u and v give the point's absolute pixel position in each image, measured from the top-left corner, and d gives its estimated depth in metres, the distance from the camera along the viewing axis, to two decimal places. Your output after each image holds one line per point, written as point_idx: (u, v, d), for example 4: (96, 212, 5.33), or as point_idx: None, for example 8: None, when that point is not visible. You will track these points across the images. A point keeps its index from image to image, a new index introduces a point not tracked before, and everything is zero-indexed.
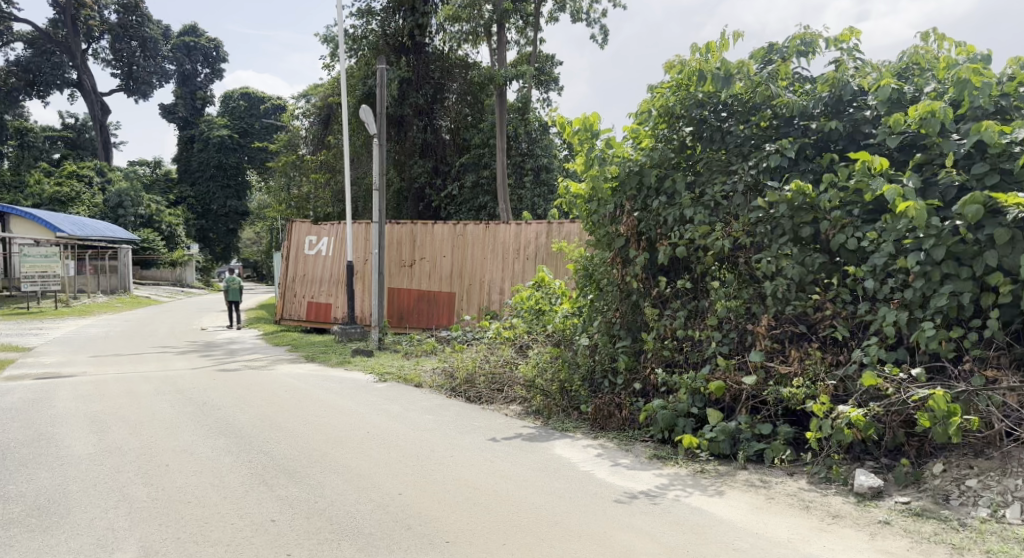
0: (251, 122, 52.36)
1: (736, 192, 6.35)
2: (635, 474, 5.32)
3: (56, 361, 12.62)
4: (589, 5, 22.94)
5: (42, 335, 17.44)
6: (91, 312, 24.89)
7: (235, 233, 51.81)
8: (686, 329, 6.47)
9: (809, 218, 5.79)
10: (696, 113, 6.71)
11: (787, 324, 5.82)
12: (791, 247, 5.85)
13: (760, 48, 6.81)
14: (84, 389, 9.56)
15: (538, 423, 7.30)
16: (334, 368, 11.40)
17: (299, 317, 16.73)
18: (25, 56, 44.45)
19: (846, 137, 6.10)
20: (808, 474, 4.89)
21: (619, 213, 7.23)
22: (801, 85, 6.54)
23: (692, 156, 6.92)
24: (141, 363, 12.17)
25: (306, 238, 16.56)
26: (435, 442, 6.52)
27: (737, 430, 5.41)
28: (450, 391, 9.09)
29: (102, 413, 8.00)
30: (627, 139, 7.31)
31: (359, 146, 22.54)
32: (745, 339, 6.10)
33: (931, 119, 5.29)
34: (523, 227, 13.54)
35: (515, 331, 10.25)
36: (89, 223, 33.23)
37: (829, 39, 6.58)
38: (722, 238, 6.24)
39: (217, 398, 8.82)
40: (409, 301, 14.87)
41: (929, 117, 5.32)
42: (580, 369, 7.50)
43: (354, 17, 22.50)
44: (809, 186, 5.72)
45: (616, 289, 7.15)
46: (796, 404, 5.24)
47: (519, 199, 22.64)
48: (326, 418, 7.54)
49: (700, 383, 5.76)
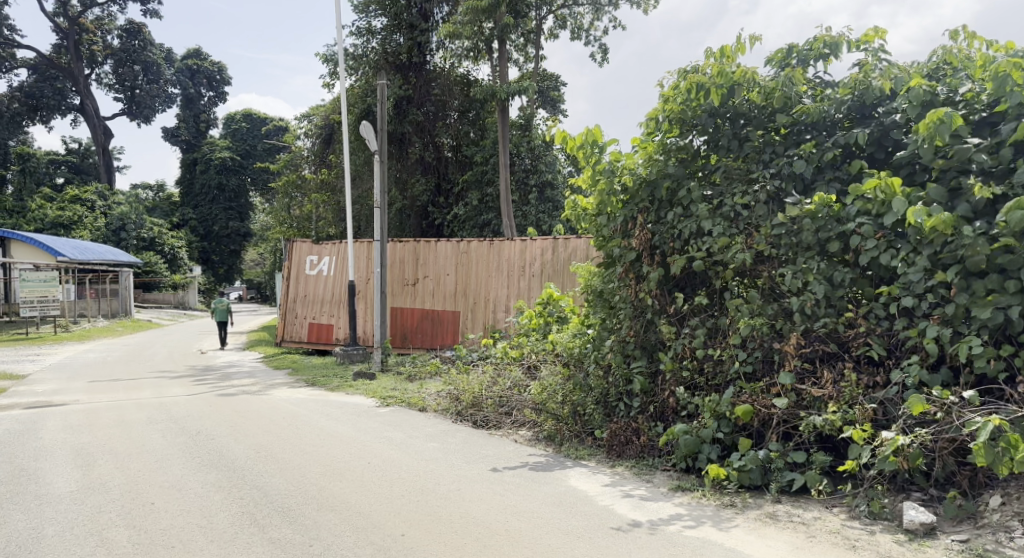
0: (253, 144, 52.35)
1: (757, 202, 5.97)
2: (656, 506, 4.89)
3: (49, 389, 12.21)
4: (589, 22, 22.74)
5: (39, 361, 17.10)
6: (90, 336, 24.50)
7: (237, 254, 51.59)
8: (707, 348, 6.09)
9: (837, 230, 5.40)
10: (709, 121, 6.37)
11: (817, 342, 5.44)
12: (818, 261, 5.45)
13: (778, 51, 6.41)
14: (73, 419, 9.16)
15: (549, 450, 6.88)
16: (335, 392, 10.99)
17: (300, 339, 16.33)
18: (27, 81, 44.72)
19: (873, 144, 5.69)
20: (849, 508, 4.47)
21: (630, 226, 6.86)
22: (821, 88, 6.17)
23: (707, 165, 6.55)
24: (135, 390, 11.76)
25: (307, 258, 16.24)
26: (439, 473, 6.10)
27: (768, 459, 5.00)
28: (455, 416, 8.68)
29: (89, 445, 7.61)
30: (635, 150, 6.94)
31: (361, 164, 22.22)
32: (772, 359, 5.70)
33: (940, 127, 4.91)
34: (528, 243, 13.19)
35: (522, 351, 9.86)
36: (90, 247, 33.00)
37: (850, 40, 6.17)
38: (743, 251, 5.86)
39: (211, 427, 8.42)
40: (412, 321, 14.49)
41: (940, 125, 4.93)
42: (593, 392, 7.09)
43: (354, 35, 22.38)
44: (834, 196, 5.37)
45: (629, 306, 6.76)
46: (833, 431, 4.83)
47: (524, 216, 22.30)
48: (324, 448, 7.12)
49: (725, 407, 5.37)
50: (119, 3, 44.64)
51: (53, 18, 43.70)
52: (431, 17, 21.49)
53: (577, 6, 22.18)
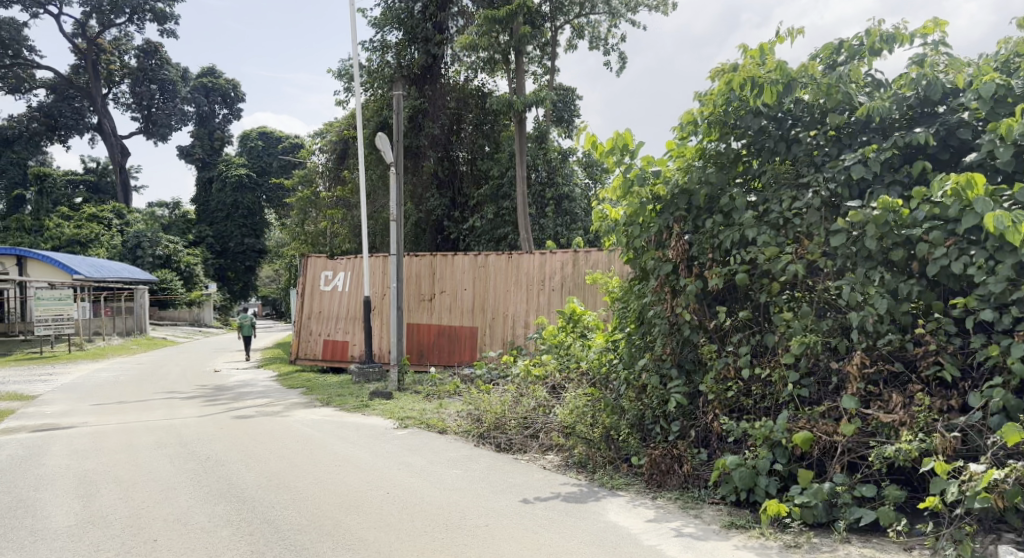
0: (269, 161, 52.39)
1: (809, 208, 5.50)
2: (711, 547, 4.38)
3: (58, 411, 11.85)
4: (607, 30, 22.35)
5: (51, 381, 16.80)
6: (105, 355, 24.24)
7: (252, 271, 51.55)
8: (753, 368, 5.64)
9: (901, 237, 4.92)
10: (754, 123, 5.91)
11: (881, 362, 4.97)
12: (880, 273, 4.98)
13: (827, 46, 5.94)
14: (79, 443, 8.76)
15: (582, 479, 6.37)
16: (350, 413, 10.54)
17: (314, 356, 15.99)
18: (46, 101, 45.18)
19: (938, 142, 5.26)
20: (933, 554, 3.98)
21: (665, 235, 6.39)
22: (877, 85, 5.73)
23: (748, 170, 6.11)
24: (147, 411, 11.39)
25: (322, 273, 15.90)
26: (464, 505, 5.63)
27: (832, 493, 4.51)
28: (477, 439, 8.19)
29: (93, 473, 7.21)
30: (669, 155, 6.49)
31: (376, 179, 21.93)
32: (829, 381, 5.25)
33: None
34: (549, 256, 12.74)
35: (546, 369, 9.41)
36: (106, 265, 32.93)
37: (906, 32, 5.69)
38: (794, 262, 5.39)
39: (222, 452, 7.99)
40: (429, 337, 14.08)
41: None
42: (627, 415, 6.59)
43: (370, 49, 22.10)
44: (899, 201, 4.90)
45: (664, 322, 6.25)
46: (907, 462, 4.36)
47: (541, 229, 21.82)
48: (340, 476, 6.69)
49: (781, 433, 4.90)
50: (136, 23, 45.04)
51: (71, 39, 44.19)
52: (446, 30, 21.23)
53: (594, 15, 21.79)
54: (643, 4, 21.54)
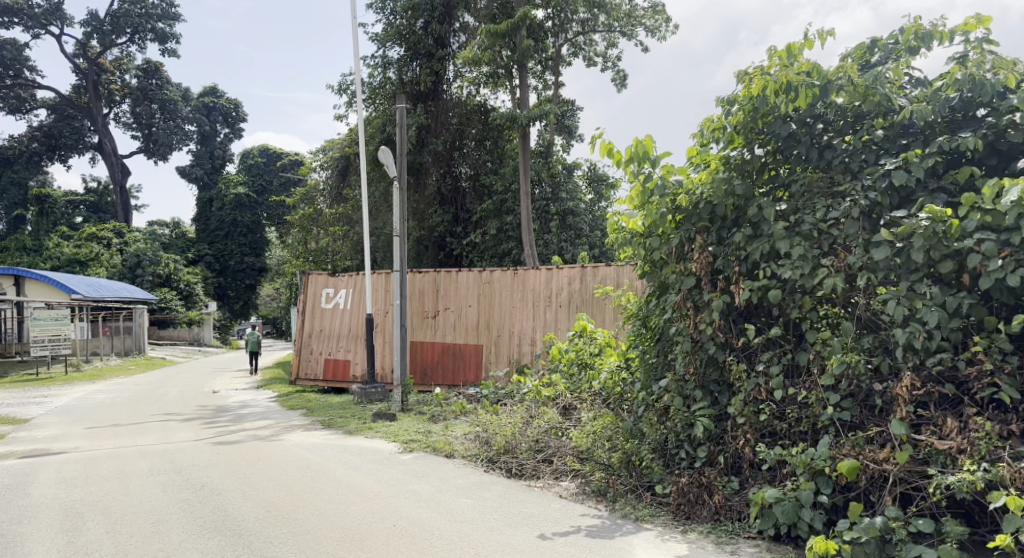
0: (270, 179, 52.28)
1: (846, 217, 5.12)
2: None
3: (50, 435, 11.44)
4: (606, 49, 22.23)
5: (44, 403, 16.35)
6: (102, 376, 23.76)
7: (253, 289, 51.18)
8: (787, 389, 5.26)
9: (950, 247, 4.56)
10: (785, 127, 5.54)
11: (932, 383, 4.59)
12: (928, 286, 4.62)
13: (859, 45, 5.57)
14: (69, 471, 8.35)
15: (602, 510, 5.94)
16: (352, 435, 10.11)
17: (315, 377, 15.57)
18: (47, 121, 45.08)
19: (985, 146, 4.91)
20: None
21: (687, 247, 5.99)
22: (914, 86, 5.38)
23: (774, 178, 5.77)
24: (141, 435, 10.97)
25: (323, 290, 15.53)
26: (477, 540, 5.22)
27: (886, 529, 4.11)
28: (486, 465, 7.76)
29: (81, 504, 6.80)
30: (690, 163, 6.13)
31: (378, 196, 21.63)
32: (872, 404, 4.88)
33: None
34: (555, 272, 12.37)
35: (556, 389, 8.99)
36: (105, 284, 32.59)
37: (945, 30, 5.33)
38: (831, 276, 5.04)
39: (218, 479, 7.59)
40: (433, 356, 13.66)
41: None
42: (649, 440, 6.16)
43: (372, 65, 21.82)
44: (949, 209, 4.54)
45: (686, 340, 5.84)
46: (969, 494, 3.98)
47: (545, 245, 21.43)
48: (344, 505, 6.29)
49: (823, 461, 4.54)
50: (138, 43, 44.98)
51: (73, 59, 44.33)
52: (447, 46, 21.21)
53: (595, 33, 21.67)
54: (642, 24, 21.37)
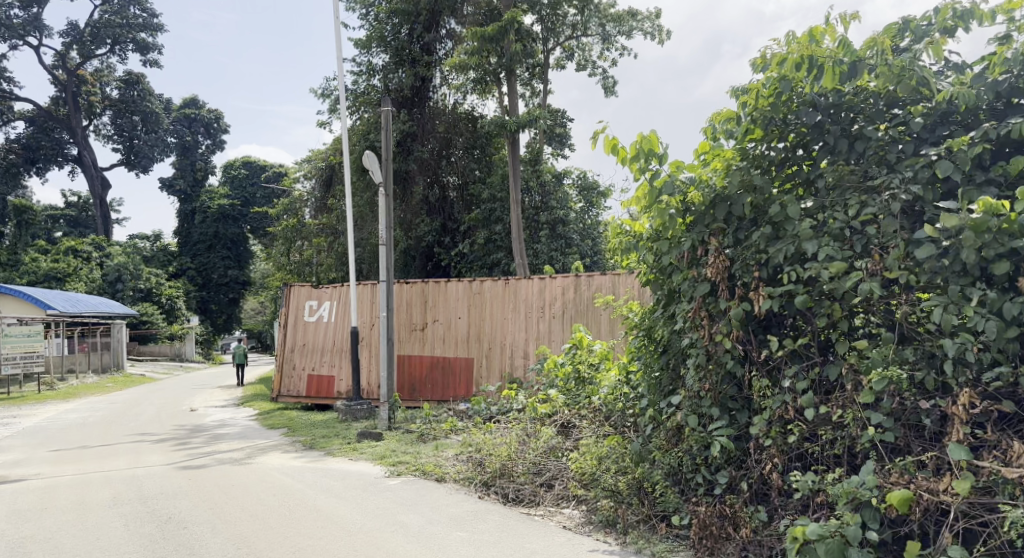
0: (252, 191, 51.50)
1: (884, 214, 4.59)
2: None
3: (11, 460, 10.67)
4: (599, 53, 21.76)
5: (12, 424, 15.49)
6: (76, 394, 22.84)
7: (236, 302, 50.27)
8: (818, 408, 4.71)
9: (1007, 247, 4.03)
10: (808, 114, 5.02)
11: (989, 400, 4.08)
12: (982, 291, 4.09)
13: (890, 27, 5.07)
14: (24, 502, 7.60)
15: (612, 544, 5.37)
16: (335, 457, 9.45)
17: (298, 394, 14.90)
18: (25, 133, 44.15)
19: None
20: None
21: (699, 252, 5.43)
22: (953, 70, 4.87)
23: (794, 175, 5.26)
24: (109, 460, 10.21)
25: (306, 303, 14.87)
26: None
27: None
28: (481, 490, 7.14)
29: (27, 542, 6.08)
30: (702, 160, 5.57)
31: (362, 205, 21.01)
32: (919, 423, 4.34)
33: None
34: (548, 281, 11.80)
35: (554, 405, 8.39)
36: (83, 299, 31.64)
37: (987, 9, 4.82)
38: (867, 279, 4.49)
39: (187, 511, 6.90)
40: (421, 371, 13.05)
41: None
42: (660, 465, 5.61)
43: (354, 72, 21.32)
44: (1003, 203, 4.02)
45: (701, 354, 5.27)
46: None
47: (535, 254, 20.84)
48: (324, 542, 5.63)
49: (869, 491, 4.01)
50: (118, 54, 44.00)
51: (51, 71, 43.19)
52: (434, 52, 20.70)
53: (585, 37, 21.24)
54: (638, 29, 20.91)
